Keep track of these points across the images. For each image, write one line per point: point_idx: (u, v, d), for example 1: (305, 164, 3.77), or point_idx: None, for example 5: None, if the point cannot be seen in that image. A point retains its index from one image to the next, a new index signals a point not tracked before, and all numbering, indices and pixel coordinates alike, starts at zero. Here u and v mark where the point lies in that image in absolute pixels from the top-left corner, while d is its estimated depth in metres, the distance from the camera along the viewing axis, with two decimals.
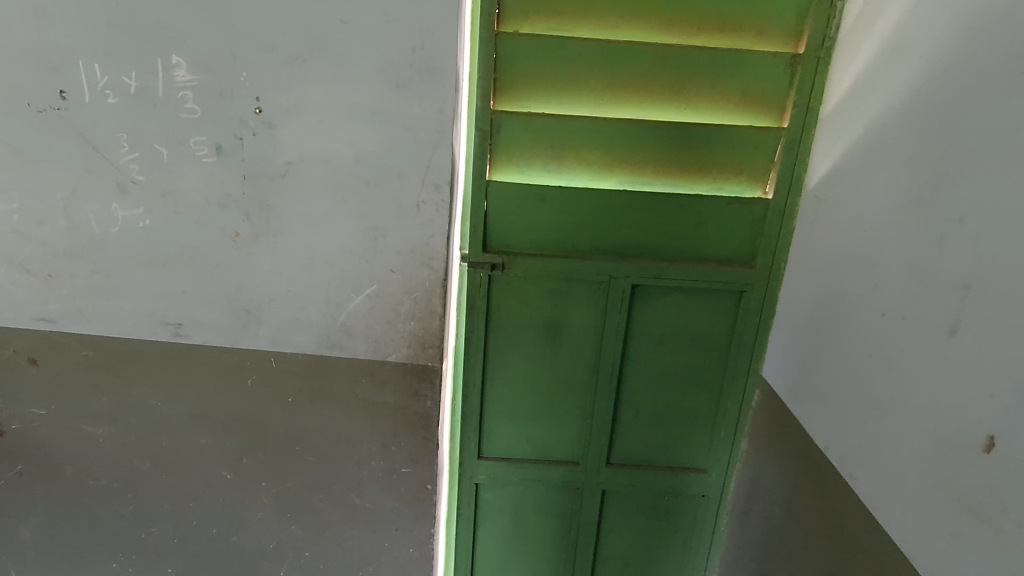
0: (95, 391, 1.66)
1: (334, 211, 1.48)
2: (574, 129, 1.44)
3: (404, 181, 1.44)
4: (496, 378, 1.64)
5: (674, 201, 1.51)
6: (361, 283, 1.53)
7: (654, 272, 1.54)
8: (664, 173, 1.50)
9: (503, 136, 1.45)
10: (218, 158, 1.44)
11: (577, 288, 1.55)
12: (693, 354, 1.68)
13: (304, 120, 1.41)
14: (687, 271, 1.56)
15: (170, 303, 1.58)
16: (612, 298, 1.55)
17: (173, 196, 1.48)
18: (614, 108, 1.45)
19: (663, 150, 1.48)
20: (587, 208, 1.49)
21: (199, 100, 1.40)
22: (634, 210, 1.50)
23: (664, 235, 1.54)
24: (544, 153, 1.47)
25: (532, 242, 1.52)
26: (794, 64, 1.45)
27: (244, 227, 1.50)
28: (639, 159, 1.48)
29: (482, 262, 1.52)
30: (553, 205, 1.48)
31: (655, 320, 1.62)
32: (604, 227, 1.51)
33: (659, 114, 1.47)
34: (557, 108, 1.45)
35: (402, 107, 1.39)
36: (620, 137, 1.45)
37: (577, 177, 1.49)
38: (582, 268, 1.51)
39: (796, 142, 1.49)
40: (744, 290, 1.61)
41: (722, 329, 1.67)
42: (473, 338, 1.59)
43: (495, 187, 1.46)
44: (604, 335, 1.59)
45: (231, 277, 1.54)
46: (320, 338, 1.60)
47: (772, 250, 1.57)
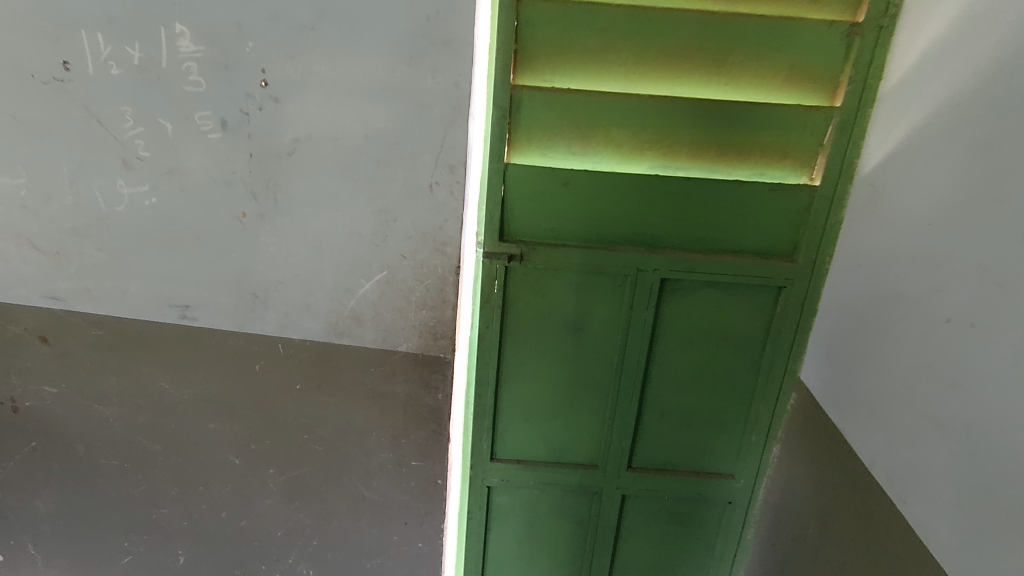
0: (104, 371, 1.63)
1: (343, 192, 1.40)
2: (601, 107, 1.31)
3: (416, 161, 1.35)
4: (512, 375, 1.53)
5: (710, 188, 1.37)
6: (371, 269, 1.46)
7: (686, 266, 1.41)
8: (699, 157, 1.37)
9: (523, 113, 1.32)
10: (223, 134, 1.37)
11: (601, 282, 1.43)
12: (725, 355, 1.56)
13: (311, 95, 1.32)
14: (722, 265, 1.43)
15: (178, 284, 1.53)
16: (639, 292, 1.43)
17: (178, 174, 1.42)
18: (646, 84, 1.32)
19: (698, 131, 1.34)
20: (614, 195, 1.36)
21: (204, 72, 1.32)
22: (665, 197, 1.37)
23: (698, 225, 1.41)
24: (568, 134, 1.34)
25: (553, 232, 1.38)
26: (851, 34, 1.30)
27: (251, 207, 1.43)
28: (672, 141, 1.35)
29: (498, 253, 1.38)
30: (577, 190, 1.35)
31: (685, 318, 1.50)
32: (633, 216, 1.38)
33: (695, 91, 1.34)
34: (584, 83, 1.32)
35: (415, 81, 1.29)
36: (652, 116, 1.32)
37: (603, 161, 1.36)
38: (608, 260, 1.39)
39: (850, 123, 1.34)
40: (784, 286, 1.48)
41: (757, 328, 1.55)
42: (486, 335, 1.47)
43: (514, 171, 1.33)
44: (629, 333, 1.48)
45: (238, 259, 1.49)
46: (329, 325, 1.53)
47: (816, 242, 1.44)
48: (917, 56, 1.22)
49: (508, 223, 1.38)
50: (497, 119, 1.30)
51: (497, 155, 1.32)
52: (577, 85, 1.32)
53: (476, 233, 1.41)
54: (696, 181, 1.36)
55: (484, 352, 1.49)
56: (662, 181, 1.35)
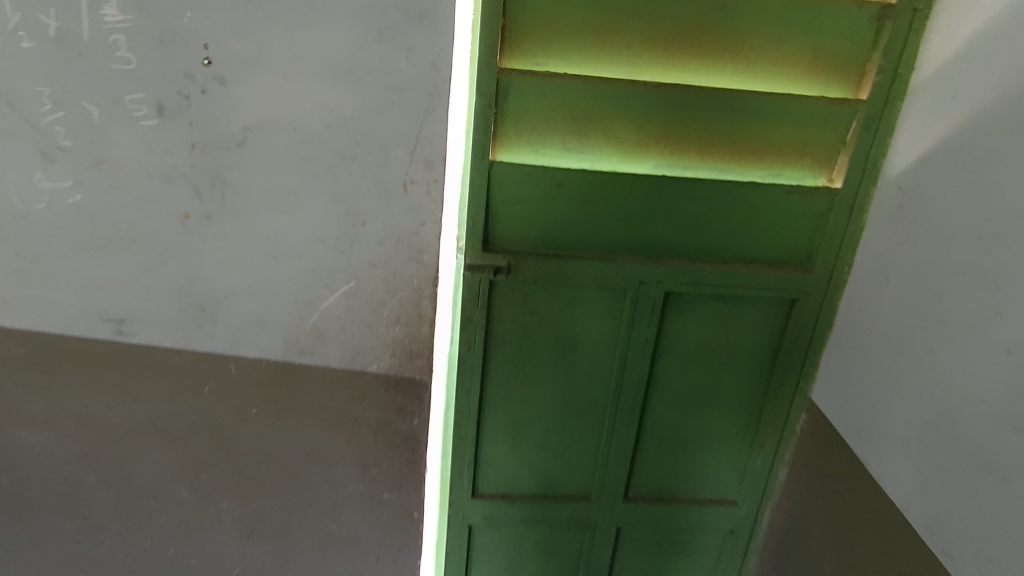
0: (28, 393, 1.44)
1: (302, 190, 1.20)
2: (602, 96, 1.14)
3: (388, 156, 1.16)
4: (496, 399, 1.37)
5: (721, 190, 1.22)
6: (336, 279, 1.27)
7: (692, 277, 1.25)
8: (711, 155, 1.21)
9: (511, 100, 1.14)
10: (160, 120, 1.17)
11: (597, 295, 1.27)
12: (732, 375, 1.41)
13: (263, 75, 1.12)
14: (731, 277, 1.28)
15: (111, 295, 1.32)
16: (639, 308, 1.27)
17: (108, 166, 1.21)
18: (653, 71, 1.15)
19: (710, 126, 1.18)
20: (614, 197, 1.19)
21: (135, 46, 1.12)
22: (671, 200, 1.21)
23: (706, 232, 1.25)
24: (563, 126, 1.16)
25: (544, 239, 1.22)
26: (883, 16, 1.16)
27: (194, 207, 1.23)
28: (682, 136, 1.18)
29: (483, 265, 1.22)
30: (573, 192, 1.18)
31: (690, 335, 1.34)
32: (634, 221, 1.22)
33: (706, 80, 1.17)
34: (581, 67, 1.14)
35: (386, 61, 1.10)
36: (659, 107, 1.15)
37: (602, 158, 1.19)
38: (606, 272, 1.23)
39: (869, 120, 1.21)
40: (797, 298, 1.34)
41: (767, 344, 1.40)
42: (468, 358, 1.32)
43: (501, 169, 1.16)
44: (627, 352, 1.31)
45: (181, 267, 1.28)
46: (287, 342, 1.34)
47: (834, 251, 1.31)
48: (958, 44, 1.07)
49: (494, 229, 1.21)
50: (481, 108, 1.13)
51: (481, 149, 1.14)
52: (573, 70, 1.14)
53: (456, 237, 1.25)
54: (705, 182, 1.20)
55: (465, 373, 1.33)
56: (668, 181, 1.19)
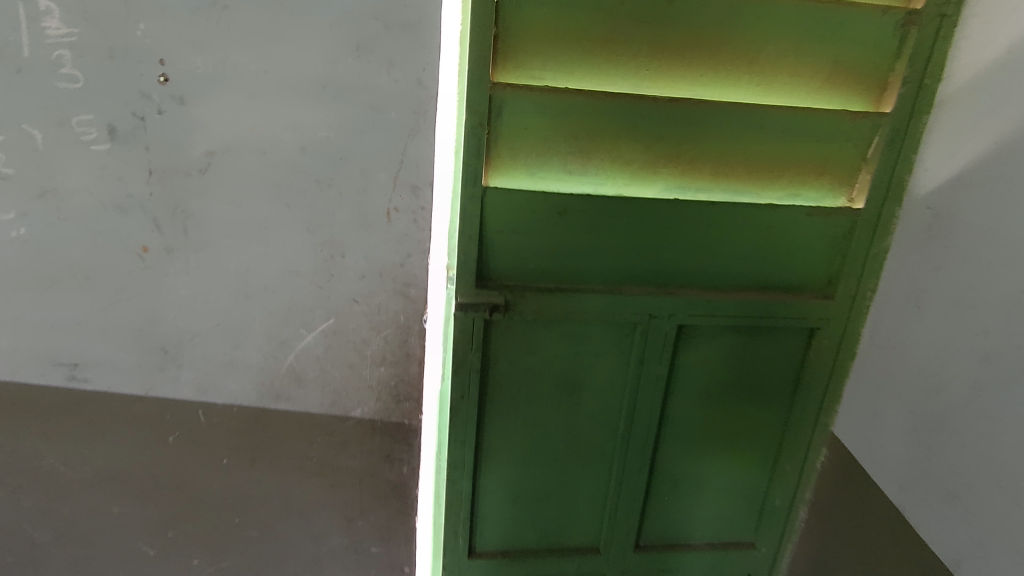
0: None
1: (274, 220, 1.08)
2: (607, 111, 0.97)
3: (369, 181, 1.05)
4: (494, 454, 1.16)
5: (738, 216, 1.06)
6: (314, 316, 1.14)
7: (709, 308, 1.09)
8: (731, 177, 1.05)
9: (506, 119, 0.96)
10: (112, 144, 1.04)
11: (603, 332, 1.09)
12: (751, 414, 1.25)
13: (226, 93, 1.00)
14: (751, 305, 1.12)
15: (61, 337, 1.19)
16: (649, 344, 1.10)
17: (55, 196, 1.08)
18: (665, 83, 0.99)
19: (731, 144, 1.02)
20: (622, 224, 1.03)
21: (82, 63, 0.99)
22: (686, 225, 1.05)
23: (722, 257, 1.09)
24: (562, 146, 0.98)
25: (545, 272, 1.04)
26: (907, 24, 1.02)
27: (153, 240, 1.10)
28: (693, 156, 1.03)
29: (478, 304, 1.01)
30: (576, 221, 1.02)
31: (704, 372, 1.18)
32: (645, 247, 1.05)
33: (726, 92, 1.01)
34: (584, 80, 0.97)
35: (366, 77, 0.98)
36: (673, 123, 1.00)
37: (607, 182, 1.02)
38: (614, 305, 1.06)
39: (905, 133, 1.07)
40: (817, 327, 1.20)
41: (790, 376, 1.24)
42: (461, 406, 1.09)
43: (499, 198, 0.98)
44: (637, 395, 1.14)
45: (141, 305, 1.15)
46: (261, 386, 1.21)
47: (857, 274, 1.16)
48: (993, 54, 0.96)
49: (488, 264, 1.03)
50: (471, 128, 0.94)
51: (473, 176, 0.96)
52: (576, 84, 0.97)
53: (446, 266, 1.03)
54: (724, 205, 1.05)
55: (457, 429, 1.11)
56: (682, 206, 1.04)
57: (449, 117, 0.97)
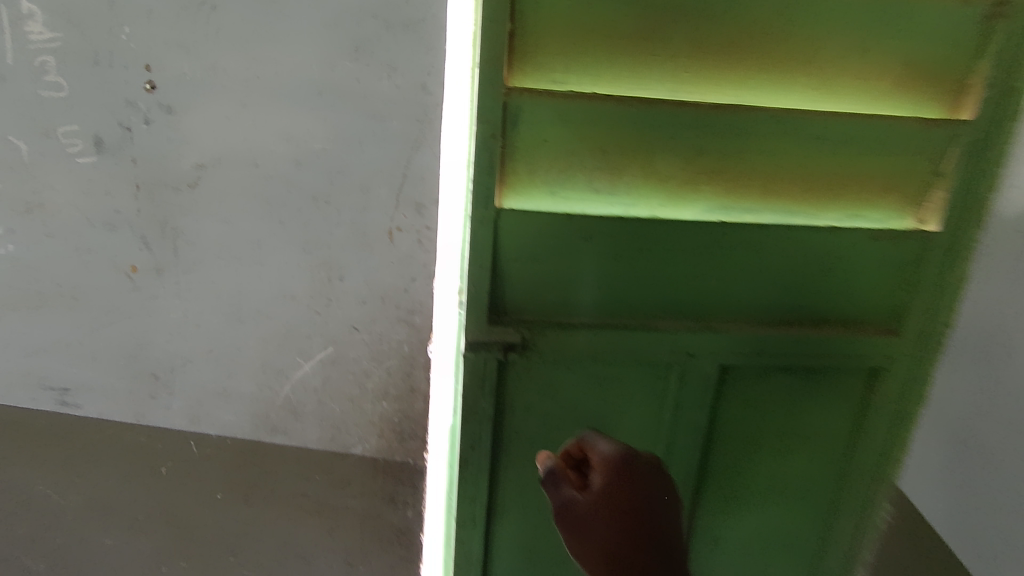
0: None
1: (267, 238, 0.98)
2: (643, 119, 0.80)
3: (369, 197, 0.94)
4: (509, 512, 0.99)
5: (795, 241, 0.87)
6: (311, 344, 1.04)
7: (761, 347, 0.91)
8: (794, 197, 0.86)
9: (522, 130, 0.79)
10: (98, 157, 0.97)
11: (633, 374, 0.92)
12: (815, 477, 1.04)
13: (214, 101, 0.92)
14: (817, 345, 0.93)
15: (51, 360, 1.12)
16: (687, 388, 0.93)
17: (42, 212, 1.01)
18: (716, 85, 0.81)
19: (794, 159, 0.84)
20: (657, 250, 0.86)
21: (66, 70, 0.92)
22: (735, 251, 0.87)
23: (781, 288, 0.90)
24: (587, 160, 0.82)
25: (566, 306, 0.88)
26: (992, 15, 0.79)
27: (143, 259, 1.02)
28: (739, 171, 0.84)
29: (493, 342, 0.86)
30: (604, 246, 0.85)
31: (753, 421, 0.99)
32: (683, 276, 0.88)
33: (793, 98, 0.82)
34: (616, 83, 0.80)
35: (365, 81, 0.88)
36: (723, 133, 0.81)
37: (641, 203, 0.85)
38: (645, 344, 0.89)
39: (990, 143, 0.83)
40: (881, 369, 0.96)
41: (868, 440, 1.00)
42: (471, 458, 0.93)
43: (515, 223, 0.82)
44: (673, 446, 0.97)
45: (130, 328, 1.07)
46: (256, 418, 1.11)
47: (928, 309, 0.92)
48: None
49: (501, 297, 0.86)
50: (480, 140, 0.78)
51: (483, 196, 0.80)
52: (606, 89, 0.80)
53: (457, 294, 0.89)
54: (785, 231, 0.86)
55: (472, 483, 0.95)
56: (731, 231, 0.86)
57: (457, 124, 0.84)
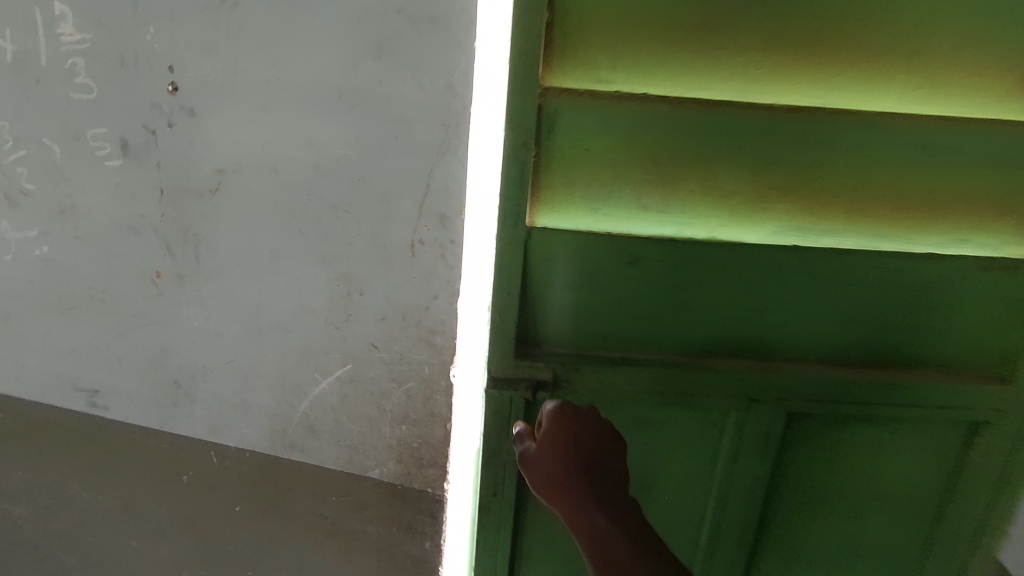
0: None
1: (286, 249, 0.93)
2: (704, 124, 0.67)
3: (390, 208, 0.87)
4: (534, 562, 0.88)
5: (884, 271, 0.72)
6: (329, 361, 0.98)
7: (841, 397, 0.77)
8: (889, 220, 0.70)
9: (559, 137, 0.67)
10: (124, 160, 0.95)
11: (682, 420, 0.79)
12: (897, 544, 0.88)
13: (235, 105, 0.87)
14: (911, 397, 0.77)
15: (83, 362, 1.12)
16: (747, 440, 0.79)
17: (73, 215, 1.01)
18: (799, 84, 0.66)
19: (893, 174, 0.68)
20: (716, 279, 0.73)
21: (94, 72, 0.90)
22: (813, 283, 0.73)
23: (868, 327, 0.75)
24: (636, 172, 0.68)
25: (607, 339, 0.76)
26: None
27: (166, 265, 1.00)
28: (822, 188, 0.69)
29: (519, 380, 0.75)
30: (652, 273, 0.72)
31: (824, 479, 0.84)
32: (748, 310, 0.74)
33: (896, 98, 0.66)
34: (673, 81, 0.66)
35: (388, 82, 0.81)
36: (803, 142, 0.67)
37: (699, 224, 0.71)
38: (699, 389, 0.76)
39: None
40: (987, 425, 0.79)
41: (966, 505, 0.84)
42: (492, 505, 0.83)
43: (548, 245, 0.71)
44: (727, 503, 0.83)
45: (154, 334, 1.05)
46: (274, 433, 1.07)
47: None
48: None
49: (530, 328, 0.76)
50: (508, 150, 0.66)
51: (511, 215, 0.69)
52: (662, 88, 0.66)
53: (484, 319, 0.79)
54: (873, 258, 0.71)
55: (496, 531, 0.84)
56: (808, 260, 0.72)
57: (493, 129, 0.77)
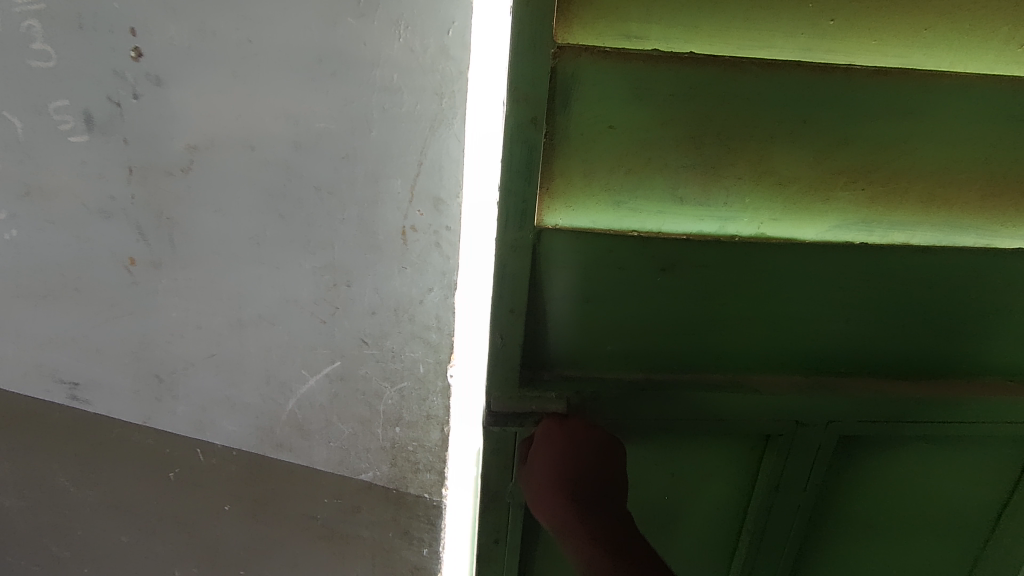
0: None
1: (266, 234, 0.84)
2: (759, 93, 0.54)
3: (379, 190, 0.77)
4: None
5: (956, 271, 0.62)
6: (317, 357, 0.90)
7: (904, 417, 0.66)
8: (975, 212, 0.58)
9: (577, 114, 0.55)
10: (91, 136, 0.86)
11: (715, 445, 0.70)
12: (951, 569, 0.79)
13: (206, 72, 0.77)
14: (983, 414, 0.66)
15: (62, 353, 1.05)
16: (792, 468, 0.70)
17: (41, 195, 0.92)
18: (882, 41, 0.52)
19: (985, 154, 0.56)
20: (758, 282, 0.62)
21: (51, 35, 0.80)
22: (873, 284, 0.62)
23: (934, 333, 0.65)
24: (671, 155, 0.56)
25: (629, 354, 0.66)
26: None
27: (140, 251, 0.92)
28: (897, 174, 0.57)
29: (525, 414, 0.64)
30: (684, 276, 0.62)
31: (873, 506, 0.75)
32: (796, 319, 0.64)
33: (1001, 56, 0.53)
34: (724, 39, 0.52)
35: (373, 44, 0.70)
36: (877, 113, 0.55)
37: (747, 217, 0.59)
38: (738, 412, 0.66)
39: None
40: None
41: None
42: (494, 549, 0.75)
43: (564, 245, 0.60)
44: (763, 533, 0.74)
45: (131, 325, 0.98)
46: (261, 432, 1.00)
47: None
48: None
49: (540, 340, 0.65)
50: (513, 131, 0.53)
51: (516, 212, 0.57)
52: (710, 47, 0.52)
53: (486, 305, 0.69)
54: (946, 255, 0.61)
55: (495, 554, 0.75)
56: (869, 259, 0.61)
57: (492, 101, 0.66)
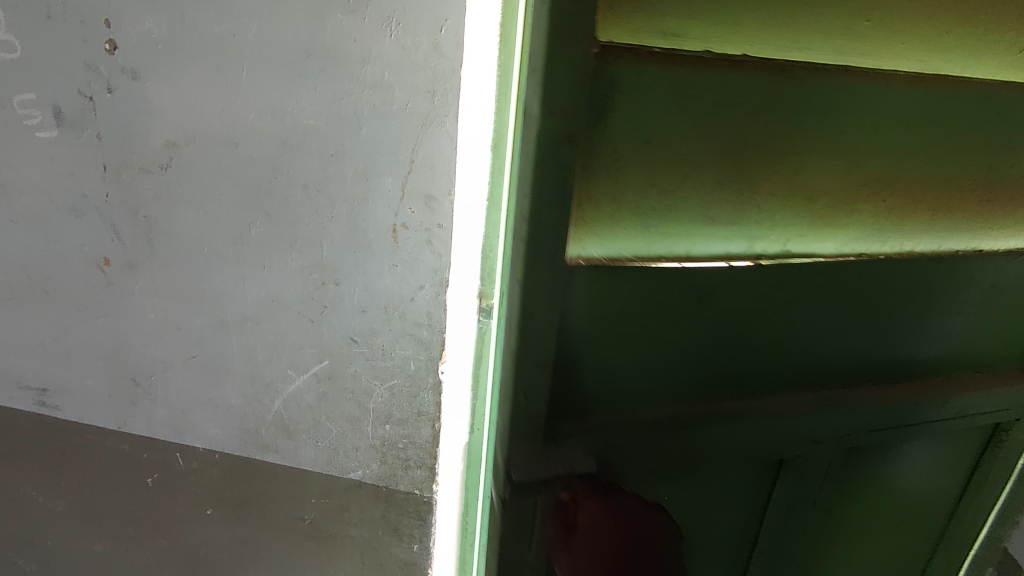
0: None
1: (251, 233, 0.83)
2: (802, 104, 0.44)
3: (369, 188, 0.77)
4: None
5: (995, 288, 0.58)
6: (304, 357, 0.89)
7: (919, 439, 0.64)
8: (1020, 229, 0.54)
9: (613, 129, 0.41)
10: (59, 131, 0.82)
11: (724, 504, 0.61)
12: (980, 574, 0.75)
13: (185, 67, 0.75)
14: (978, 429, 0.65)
15: (29, 358, 1.01)
16: (823, 503, 0.64)
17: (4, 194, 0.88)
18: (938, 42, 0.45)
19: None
20: (798, 325, 0.54)
21: (17, 26, 0.77)
22: (912, 316, 0.57)
23: (944, 334, 0.58)
24: (713, 174, 0.44)
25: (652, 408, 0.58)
26: None
27: (114, 250, 0.88)
28: (954, 196, 0.51)
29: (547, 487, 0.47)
30: (722, 321, 0.51)
31: (890, 536, 0.70)
32: (834, 364, 0.57)
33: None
34: (763, 37, 0.41)
35: (363, 41, 0.70)
36: (941, 110, 0.47)
37: (776, 236, 0.48)
38: (775, 460, 0.58)
39: None
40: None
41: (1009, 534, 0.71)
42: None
43: (581, 296, 0.46)
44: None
45: (105, 328, 0.94)
46: (245, 433, 0.98)
47: None
48: None
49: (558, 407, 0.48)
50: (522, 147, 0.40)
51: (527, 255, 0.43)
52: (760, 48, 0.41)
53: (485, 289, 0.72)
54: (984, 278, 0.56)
55: None
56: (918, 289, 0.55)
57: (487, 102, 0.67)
